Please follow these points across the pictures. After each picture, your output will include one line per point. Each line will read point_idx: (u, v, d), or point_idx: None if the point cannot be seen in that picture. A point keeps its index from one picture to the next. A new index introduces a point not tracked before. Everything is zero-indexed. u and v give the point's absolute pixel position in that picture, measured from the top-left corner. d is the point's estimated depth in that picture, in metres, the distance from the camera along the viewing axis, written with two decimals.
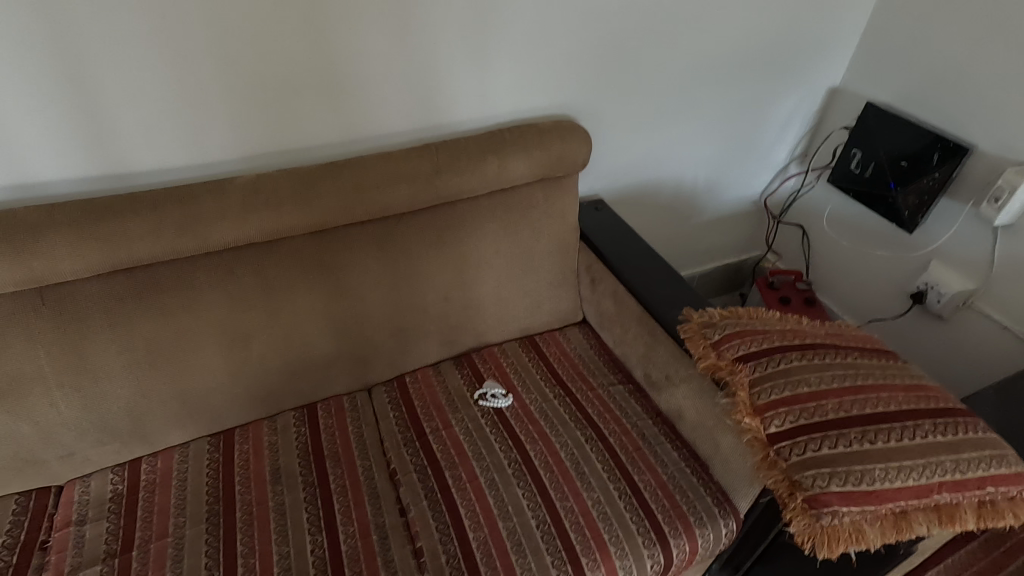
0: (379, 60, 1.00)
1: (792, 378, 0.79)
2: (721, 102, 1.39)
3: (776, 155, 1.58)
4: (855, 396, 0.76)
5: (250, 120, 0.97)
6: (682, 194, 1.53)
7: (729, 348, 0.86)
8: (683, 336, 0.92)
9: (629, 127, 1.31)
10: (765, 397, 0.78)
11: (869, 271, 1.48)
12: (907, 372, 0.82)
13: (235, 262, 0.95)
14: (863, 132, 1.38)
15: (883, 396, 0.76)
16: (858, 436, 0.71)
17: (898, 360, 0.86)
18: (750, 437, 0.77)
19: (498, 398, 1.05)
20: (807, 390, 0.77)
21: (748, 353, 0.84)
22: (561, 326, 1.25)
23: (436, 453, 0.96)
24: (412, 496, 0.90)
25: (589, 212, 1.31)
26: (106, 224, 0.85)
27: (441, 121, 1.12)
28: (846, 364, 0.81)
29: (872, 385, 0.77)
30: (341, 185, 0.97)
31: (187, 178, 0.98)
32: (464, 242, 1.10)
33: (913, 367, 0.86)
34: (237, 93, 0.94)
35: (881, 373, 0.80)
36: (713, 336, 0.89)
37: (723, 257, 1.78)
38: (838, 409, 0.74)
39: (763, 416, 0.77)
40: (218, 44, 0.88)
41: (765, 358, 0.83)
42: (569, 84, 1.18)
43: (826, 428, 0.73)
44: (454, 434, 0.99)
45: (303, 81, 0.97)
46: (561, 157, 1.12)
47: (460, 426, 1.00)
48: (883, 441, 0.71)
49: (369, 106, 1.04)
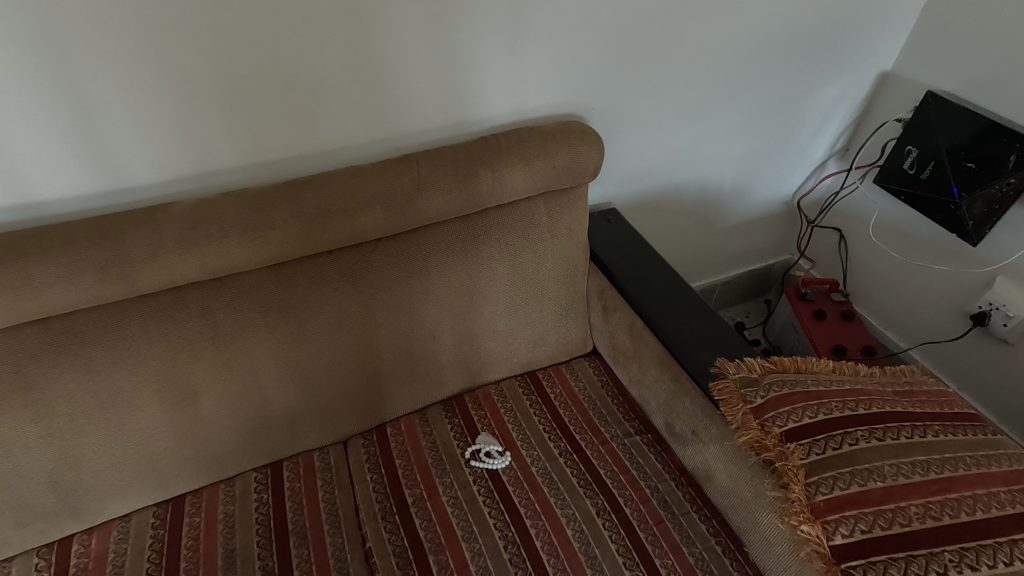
0: (345, 55, 0.81)
1: (862, 469, 0.63)
2: (754, 93, 1.19)
3: (813, 151, 1.39)
4: (945, 496, 0.60)
5: (190, 134, 0.79)
6: (706, 198, 1.35)
7: (777, 419, 0.69)
8: (716, 396, 0.76)
9: (647, 126, 1.12)
10: (827, 495, 0.62)
11: (919, 286, 1.30)
12: (1000, 450, 0.66)
13: (175, 305, 0.79)
14: (920, 127, 1.17)
15: (980, 495, 0.60)
16: (954, 558, 0.56)
17: (985, 430, 0.69)
18: (811, 550, 0.62)
19: (495, 454, 0.90)
20: (881, 485, 0.61)
21: (802, 428, 0.68)
22: (568, 358, 1.09)
23: (419, 531, 0.81)
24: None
25: (600, 224, 1.13)
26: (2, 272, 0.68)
27: (425, 126, 0.94)
28: (927, 445, 0.65)
29: (964, 478, 0.61)
30: (299, 211, 0.80)
31: (116, 204, 0.81)
32: (452, 270, 0.93)
33: (1007, 440, 0.69)
34: (169, 101, 0.76)
35: (971, 456, 0.64)
36: (755, 399, 0.73)
37: (749, 263, 1.60)
38: (924, 517, 0.59)
39: (826, 522, 0.61)
40: (138, 39, 0.70)
41: (825, 437, 0.66)
42: (578, 78, 0.99)
43: (910, 545, 0.58)
44: (443, 505, 0.84)
45: (251, 83, 0.79)
46: (567, 167, 0.94)
47: (448, 495, 0.85)
48: (987, 566, 0.56)
49: (337, 111, 0.86)
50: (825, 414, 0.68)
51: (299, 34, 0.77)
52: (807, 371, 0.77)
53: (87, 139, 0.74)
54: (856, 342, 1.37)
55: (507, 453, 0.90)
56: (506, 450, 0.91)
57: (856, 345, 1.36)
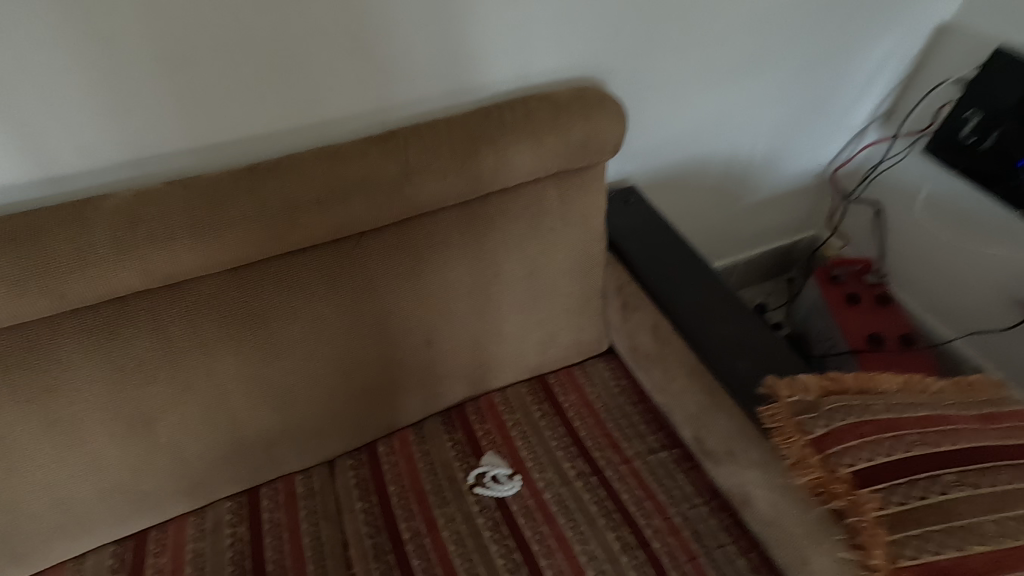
0: (311, 8, 0.65)
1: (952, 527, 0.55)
2: (794, 51, 1.03)
3: (853, 116, 1.24)
4: None
5: (122, 111, 0.64)
6: (733, 172, 1.20)
7: (847, 460, 0.59)
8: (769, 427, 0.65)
9: (672, 91, 0.97)
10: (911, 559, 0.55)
11: (969, 269, 1.17)
12: None
13: (118, 320, 0.66)
14: (983, 90, 1.02)
15: None
16: None
17: None
18: None
19: (502, 478, 0.79)
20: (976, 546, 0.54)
21: (878, 473, 0.58)
22: (581, 359, 0.97)
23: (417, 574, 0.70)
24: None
25: (617, 206, 0.99)
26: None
27: (414, 95, 0.78)
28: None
29: None
30: (262, 203, 0.66)
31: (39, 198, 0.66)
32: (448, 266, 0.79)
33: None
34: (89, 70, 0.60)
35: None
36: (817, 431, 0.62)
37: (774, 240, 1.47)
38: None
39: None
40: None
41: (906, 485, 0.57)
42: (596, 35, 0.83)
43: None
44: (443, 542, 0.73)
45: (193, 45, 0.63)
46: (583, 143, 0.80)
47: (450, 529, 0.74)
48: None
49: (304, 78, 0.70)
50: (903, 454, 0.58)
51: None
52: (873, 392, 0.65)
53: None
54: (892, 330, 1.26)
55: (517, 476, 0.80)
56: (515, 473, 0.80)
57: (893, 334, 1.25)
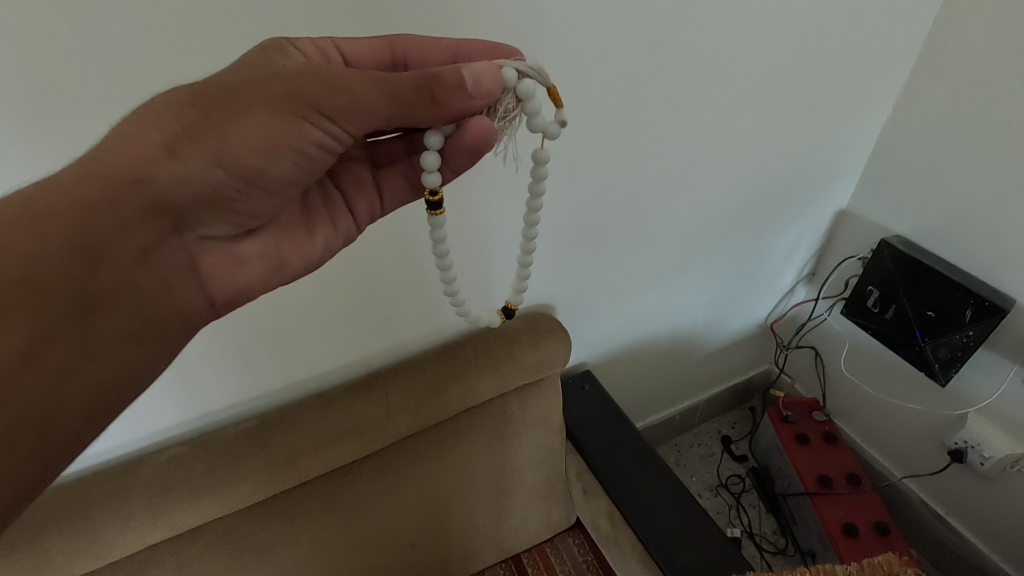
0: (308, 314, 0.83)
1: None
2: (716, 252, 1.22)
3: (781, 282, 1.42)
4: None
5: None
6: (679, 338, 1.38)
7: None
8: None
9: (613, 299, 1.17)
10: None
11: (900, 421, 1.35)
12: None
13: (148, 563, 0.78)
14: (879, 272, 1.20)
15: None
16: None
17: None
18: None
19: (523, 95, 0.53)
20: None
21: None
22: (551, 537, 1.09)
23: (130, 243, 0.50)
24: (86, 348, 0.48)
25: (575, 394, 1.17)
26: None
27: (394, 343, 0.97)
28: None
29: None
30: (271, 458, 0.82)
31: (110, 459, 0.85)
32: (427, 477, 0.93)
33: None
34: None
35: None
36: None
37: (729, 378, 1.65)
38: None
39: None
40: (15, 94, 0.53)
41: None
42: (548, 281, 1.05)
43: None
44: (190, 186, 0.50)
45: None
46: (537, 364, 0.98)
47: (239, 157, 0.49)
48: None
49: (295, 350, 0.87)
50: None
51: (271, 305, 0.79)
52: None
53: None
54: (839, 469, 1.37)
55: (557, 138, 0.56)
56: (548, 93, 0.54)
57: (840, 472, 1.36)
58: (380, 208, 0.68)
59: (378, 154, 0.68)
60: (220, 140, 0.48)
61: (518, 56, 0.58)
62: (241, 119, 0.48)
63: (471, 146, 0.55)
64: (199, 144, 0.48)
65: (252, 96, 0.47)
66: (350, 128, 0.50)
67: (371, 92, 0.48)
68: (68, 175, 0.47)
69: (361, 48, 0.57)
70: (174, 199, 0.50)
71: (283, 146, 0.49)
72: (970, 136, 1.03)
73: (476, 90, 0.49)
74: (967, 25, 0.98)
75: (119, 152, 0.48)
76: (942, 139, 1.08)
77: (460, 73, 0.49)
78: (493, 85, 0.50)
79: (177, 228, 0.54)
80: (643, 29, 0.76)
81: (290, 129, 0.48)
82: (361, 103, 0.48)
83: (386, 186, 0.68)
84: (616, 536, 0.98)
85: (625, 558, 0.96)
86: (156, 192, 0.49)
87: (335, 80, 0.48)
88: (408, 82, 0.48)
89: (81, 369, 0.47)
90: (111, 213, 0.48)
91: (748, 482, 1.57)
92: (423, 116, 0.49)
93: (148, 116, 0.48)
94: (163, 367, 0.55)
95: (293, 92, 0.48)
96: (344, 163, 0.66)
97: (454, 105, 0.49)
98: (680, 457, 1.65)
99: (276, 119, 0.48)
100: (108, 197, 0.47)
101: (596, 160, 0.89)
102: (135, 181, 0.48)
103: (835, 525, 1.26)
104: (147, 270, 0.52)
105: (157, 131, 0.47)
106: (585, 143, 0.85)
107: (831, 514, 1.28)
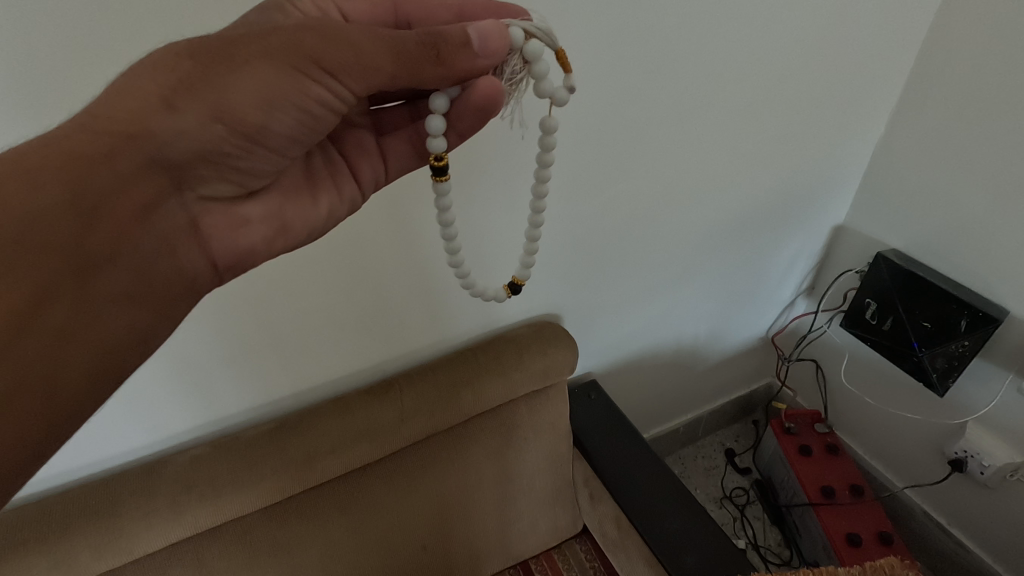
0: (328, 319, 0.87)
1: None
2: (718, 265, 1.26)
3: (781, 294, 1.46)
4: None
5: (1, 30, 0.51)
6: (682, 349, 1.42)
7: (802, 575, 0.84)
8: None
9: (618, 310, 1.20)
10: None
11: (902, 431, 1.37)
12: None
13: (168, 560, 0.80)
14: (877, 284, 1.23)
15: None
16: None
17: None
18: None
19: (531, 57, 0.52)
20: None
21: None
22: (558, 543, 1.11)
23: (127, 198, 0.49)
24: (82, 312, 0.47)
25: (581, 403, 1.20)
26: (22, 537, 0.74)
27: (408, 350, 1.01)
28: None
29: None
30: (290, 458, 0.85)
31: (136, 459, 0.88)
32: (439, 480, 0.95)
33: None
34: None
35: None
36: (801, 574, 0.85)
37: (731, 391, 1.68)
38: None
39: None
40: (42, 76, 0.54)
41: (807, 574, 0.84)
42: (558, 293, 1.09)
43: None
44: (189, 143, 0.49)
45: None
46: (545, 370, 1.01)
47: (239, 115, 0.47)
48: None
49: (314, 354, 0.91)
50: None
51: (292, 309, 0.83)
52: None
53: (124, 420, 0.83)
54: (843, 480, 1.38)
55: (565, 106, 0.55)
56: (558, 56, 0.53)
57: (843, 484, 1.37)
58: (384, 173, 0.67)
59: (381, 120, 0.67)
60: (218, 96, 0.46)
61: (526, 17, 0.57)
62: (239, 74, 0.46)
63: (479, 105, 0.53)
64: (196, 98, 0.47)
65: (248, 46, 0.45)
66: (353, 87, 0.47)
67: (371, 46, 0.46)
68: (65, 130, 0.47)
69: (363, 10, 0.57)
70: (172, 155, 0.49)
71: (283, 103, 0.47)
72: (960, 152, 1.07)
73: (484, 50, 0.47)
74: (953, 50, 1.03)
75: (115, 106, 0.47)
76: (934, 155, 1.12)
77: (465, 31, 0.46)
78: (501, 44, 0.48)
79: (177, 186, 0.53)
80: (647, 53, 0.81)
81: (288, 84, 0.46)
82: (363, 60, 0.46)
83: (390, 150, 0.67)
84: (624, 540, 1.01)
85: (632, 561, 0.98)
86: (153, 149, 0.48)
87: (335, 35, 0.45)
88: (412, 40, 0.46)
89: (82, 331, 0.47)
90: (107, 169, 0.47)
91: (752, 493, 1.59)
92: (429, 76, 0.47)
93: (145, 69, 0.47)
94: (164, 332, 0.54)
95: (293, 47, 0.45)
96: (348, 128, 0.66)
97: (461, 64, 0.47)
98: (684, 468, 1.67)
99: (270, 71, 0.46)
100: (101, 152, 0.47)
101: (602, 172, 0.93)
102: (133, 137, 0.47)
103: (839, 535, 1.27)
104: (147, 227, 0.52)
105: (154, 84, 0.46)
106: (592, 156, 0.90)
107: (833, 523, 1.29)
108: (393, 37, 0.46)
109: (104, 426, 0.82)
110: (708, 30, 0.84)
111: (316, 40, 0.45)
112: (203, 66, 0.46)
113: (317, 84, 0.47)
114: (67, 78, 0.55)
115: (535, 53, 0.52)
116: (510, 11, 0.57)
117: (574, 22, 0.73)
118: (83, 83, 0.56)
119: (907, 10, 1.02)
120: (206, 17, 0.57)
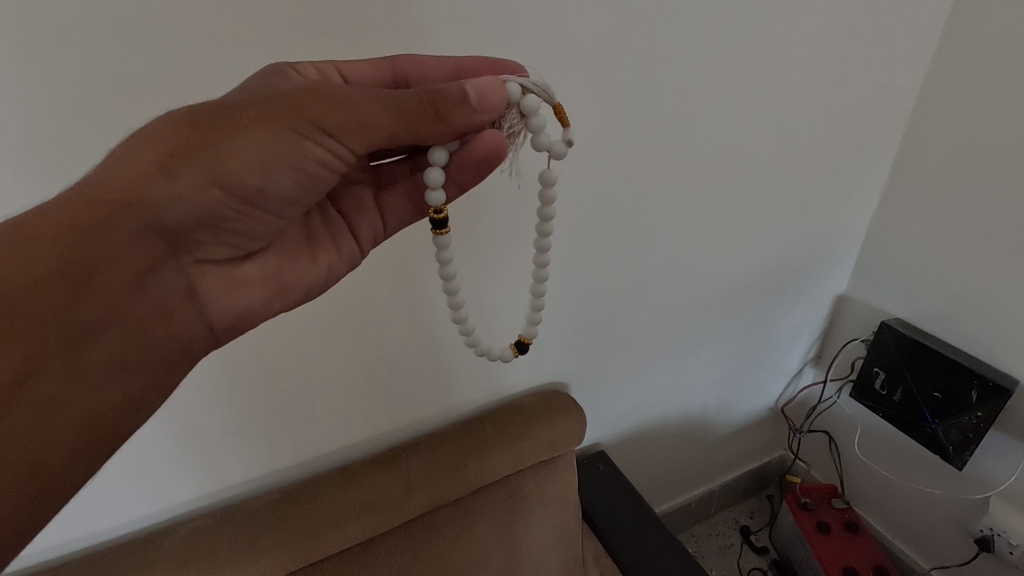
0: (334, 385, 0.87)
1: None
2: (723, 333, 1.26)
3: (787, 363, 1.45)
4: None
5: (28, 102, 0.54)
6: (692, 420, 1.40)
7: None
8: None
9: (625, 377, 1.20)
10: None
11: (923, 507, 1.32)
12: None
13: None
14: (884, 354, 1.23)
15: None
16: None
17: None
18: None
19: (527, 107, 0.55)
20: None
21: None
22: None
23: (124, 264, 0.49)
24: (73, 380, 0.46)
25: (591, 476, 1.17)
26: None
27: (415, 419, 1.00)
28: None
29: None
30: (291, 531, 0.82)
31: (131, 532, 0.86)
32: (445, 558, 0.90)
33: None
34: (14, 121, 0.55)
35: None
36: None
37: (742, 464, 1.63)
38: None
39: None
40: (56, 140, 0.57)
41: None
42: (565, 361, 1.09)
43: None
44: (186, 210, 0.50)
45: (126, 22, 0.55)
46: (552, 441, 1.01)
47: (236, 178, 0.49)
48: None
49: (318, 423, 0.90)
50: None
51: (296, 372, 0.83)
52: None
53: (122, 492, 0.81)
54: (864, 561, 1.31)
55: (562, 157, 0.58)
56: (557, 105, 0.56)
57: (866, 565, 1.30)
58: (382, 230, 0.70)
59: (380, 176, 0.71)
60: (214, 162, 0.48)
61: (521, 72, 0.62)
62: (239, 138, 0.48)
63: (482, 156, 0.58)
64: (193, 165, 0.48)
65: (244, 105, 0.48)
66: (352, 146, 0.50)
67: (371, 108, 0.49)
68: (60, 199, 0.48)
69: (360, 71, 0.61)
70: (169, 222, 0.50)
71: (282, 165, 0.50)
72: (956, 222, 1.10)
73: (481, 105, 0.51)
74: (939, 127, 1.09)
75: (114, 175, 0.48)
76: (928, 225, 1.16)
77: (464, 89, 0.50)
78: (497, 99, 0.52)
79: (174, 250, 0.53)
80: (644, 130, 0.86)
81: (288, 146, 0.49)
82: (363, 121, 0.49)
83: (389, 207, 0.70)
84: None
85: None
86: (148, 216, 0.49)
87: (335, 97, 0.48)
88: (412, 98, 0.49)
89: (78, 400, 0.46)
90: (100, 239, 0.47)
91: None
92: (429, 131, 0.50)
93: (143, 137, 0.48)
94: (159, 397, 0.54)
95: (292, 109, 0.48)
96: (348, 187, 0.69)
97: (458, 117, 0.50)
98: (698, 548, 1.60)
99: (265, 130, 0.48)
100: (96, 221, 0.47)
101: (606, 242, 0.96)
102: (131, 204, 0.48)
103: None
104: (142, 295, 0.52)
105: (152, 153, 0.48)
106: (597, 229, 0.94)
107: None
108: (389, 96, 0.49)
109: (99, 497, 0.80)
110: (703, 107, 0.89)
111: (314, 100, 0.48)
112: (199, 129, 0.48)
113: (317, 144, 0.49)
114: (78, 142, 0.58)
115: (533, 104, 0.55)
116: (503, 65, 0.62)
117: (575, 101, 0.78)
118: (100, 150, 0.59)
119: (890, 88, 1.08)
120: (214, 83, 0.60)
